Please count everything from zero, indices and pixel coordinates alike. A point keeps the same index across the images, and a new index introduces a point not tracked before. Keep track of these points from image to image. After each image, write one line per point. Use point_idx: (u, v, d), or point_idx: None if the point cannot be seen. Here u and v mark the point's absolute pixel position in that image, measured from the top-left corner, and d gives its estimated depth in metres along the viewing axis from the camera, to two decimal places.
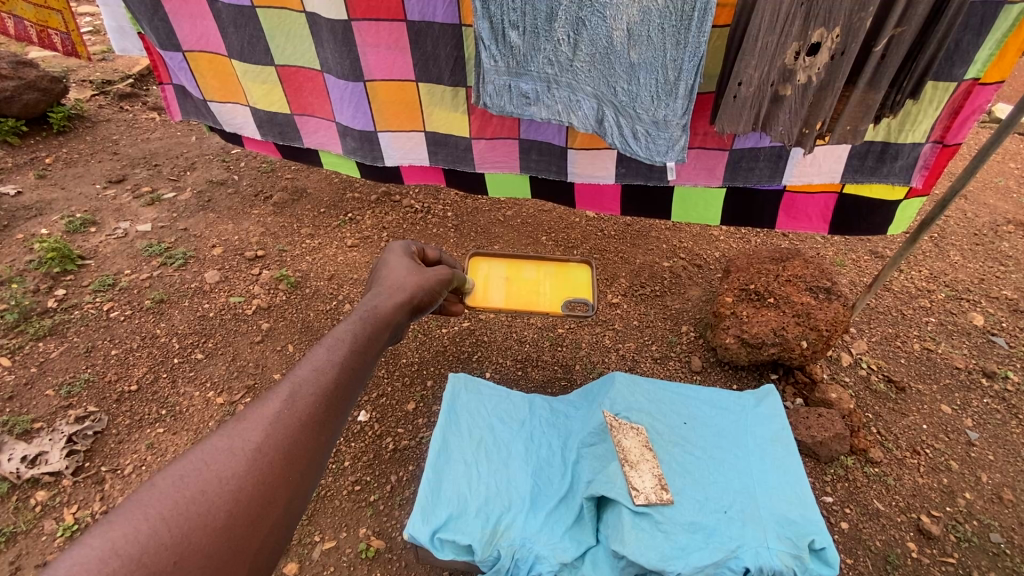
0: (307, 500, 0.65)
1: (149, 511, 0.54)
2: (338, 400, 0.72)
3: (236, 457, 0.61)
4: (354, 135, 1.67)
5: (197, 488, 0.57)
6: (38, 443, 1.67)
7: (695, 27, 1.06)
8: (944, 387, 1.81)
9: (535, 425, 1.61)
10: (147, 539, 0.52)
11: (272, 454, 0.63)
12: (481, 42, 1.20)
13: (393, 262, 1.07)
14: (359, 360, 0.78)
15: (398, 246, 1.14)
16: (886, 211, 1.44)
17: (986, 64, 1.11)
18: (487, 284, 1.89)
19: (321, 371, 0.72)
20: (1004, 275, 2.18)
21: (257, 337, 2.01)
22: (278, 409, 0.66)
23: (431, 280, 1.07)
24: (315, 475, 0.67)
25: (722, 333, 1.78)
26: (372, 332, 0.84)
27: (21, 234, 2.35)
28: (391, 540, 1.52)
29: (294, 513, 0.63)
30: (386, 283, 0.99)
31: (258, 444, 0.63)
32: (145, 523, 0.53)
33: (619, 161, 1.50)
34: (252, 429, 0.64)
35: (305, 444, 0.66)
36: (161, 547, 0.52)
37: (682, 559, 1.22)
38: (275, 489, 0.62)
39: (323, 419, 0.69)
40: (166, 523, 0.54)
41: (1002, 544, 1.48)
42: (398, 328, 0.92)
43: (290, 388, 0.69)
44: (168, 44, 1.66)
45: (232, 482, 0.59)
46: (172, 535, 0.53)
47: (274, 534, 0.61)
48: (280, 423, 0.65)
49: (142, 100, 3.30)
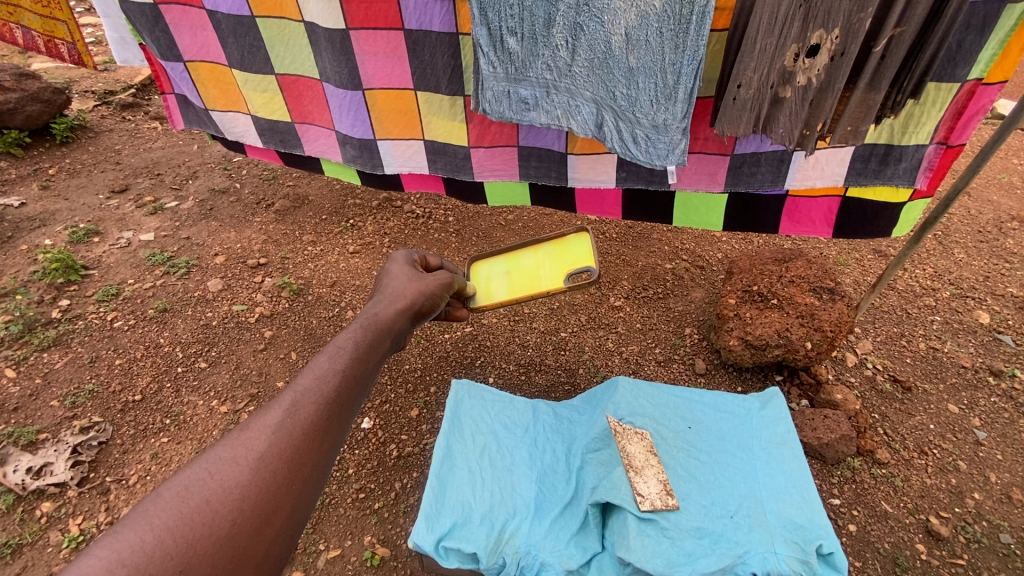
0: (311, 508, 0.65)
1: (154, 521, 0.54)
2: (341, 408, 0.72)
3: (238, 467, 0.61)
4: (354, 143, 1.67)
5: (201, 497, 0.57)
6: (43, 454, 1.68)
7: (694, 31, 1.06)
8: (951, 386, 1.80)
9: (540, 430, 1.60)
10: (152, 549, 0.52)
11: (275, 464, 0.63)
12: (481, 49, 1.20)
13: (394, 270, 1.07)
14: (360, 367, 0.77)
15: (400, 254, 1.14)
16: (891, 213, 1.43)
17: (989, 63, 1.10)
18: (488, 283, 1.66)
19: (322, 380, 0.72)
20: (1010, 272, 2.16)
21: (260, 345, 2.01)
22: (282, 418, 0.66)
23: (431, 286, 1.06)
24: (319, 483, 0.66)
25: (726, 335, 1.77)
26: (373, 340, 0.83)
27: (25, 245, 2.37)
28: (397, 548, 1.52)
29: (298, 523, 0.63)
30: (387, 290, 0.99)
31: (262, 453, 0.63)
32: (151, 534, 0.53)
33: (620, 165, 1.50)
34: (255, 438, 0.63)
35: (308, 453, 0.66)
36: (167, 557, 0.52)
37: (688, 565, 1.21)
38: (279, 498, 0.62)
39: (326, 427, 0.69)
40: (171, 533, 0.53)
41: (1012, 545, 1.46)
42: (399, 335, 0.92)
43: (292, 397, 0.69)
44: (169, 55, 1.68)
45: (236, 491, 0.59)
46: (178, 545, 0.53)
47: (279, 543, 0.60)
48: (282, 433, 0.65)
49: (145, 109, 3.32)
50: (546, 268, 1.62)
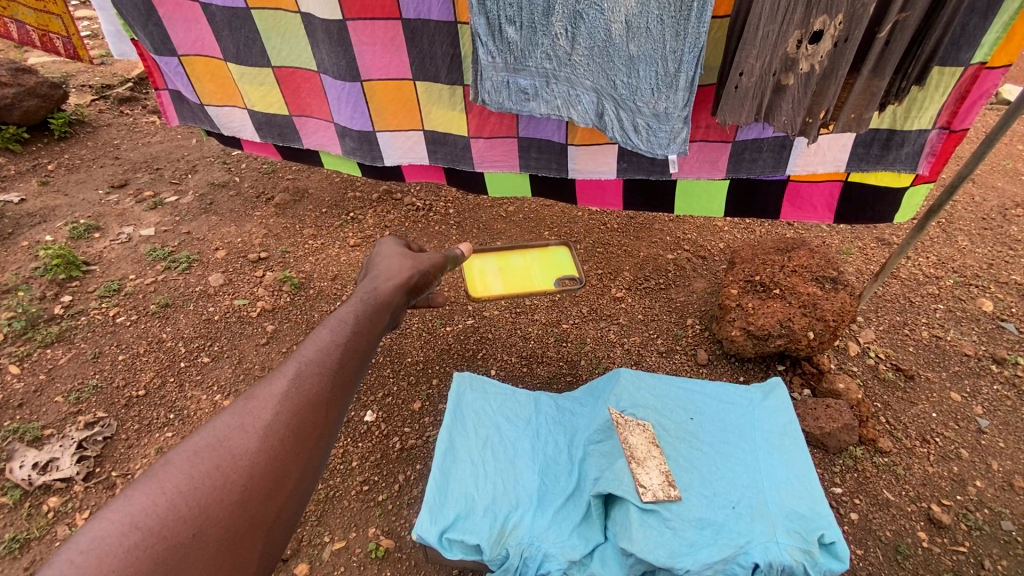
0: (320, 473, 0.66)
1: (166, 485, 0.55)
2: (345, 378, 0.73)
3: (248, 434, 0.62)
4: (353, 135, 1.66)
5: (212, 462, 0.58)
6: (48, 450, 1.69)
7: (694, 18, 1.04)
8: (953, 374, 1.80)
9: (541, 423, 1.60)
10: (165, 512, 0.53)
11: (282, 431, 0.64)
12: (479, 38, 1.19)
13: (384, 254, 1.08)
14: (360, 342, 0.79)
15: (389, 240, 1.14)
16: (893, 198, 1.42)
17: (993, 47, 1.08)
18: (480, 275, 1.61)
19: (324, 352, 0.74)
20: (1013, 260, 2.15)
21: (262, 339, 2.01)
22: (286, 388, 0.68)
23: (423, 266, 1.08)
24: (326, 452, 0.68)
25: (728, 325, 1.76)
26: (371, 317, 0.85)
27: (26, 242, 2.36)
28: (401, 539, 1.53)
29: (306, 490, 0.64)
30: (378, 272, 1.00)
31: (268, 421, 0.64)
32: (164, 498, 0.54)
33: (620, 156, 1.49)
34: (261, 407, 0.65)
35: (313, 422, 0.67)
36: (180, 520, 0.53)
37: (691, 556, 1.22)
38: (287, 464, 0.63)
39: (332, 396, 0.70)
40: (183, 498, 0.55)
41: (1014, 532, 1.46)
42: (396, 313, 0.94)
43: (294, 369, 0.71)
44: (163, 49, 1.66)
45: (245, 456, 0.60)
46: (190, 508, 0.54)
47: (289, 508, 0.62)
48: (287, 401, 0.66)
49: (142, 103, 3.30)
50: (536, 268, 1.64)
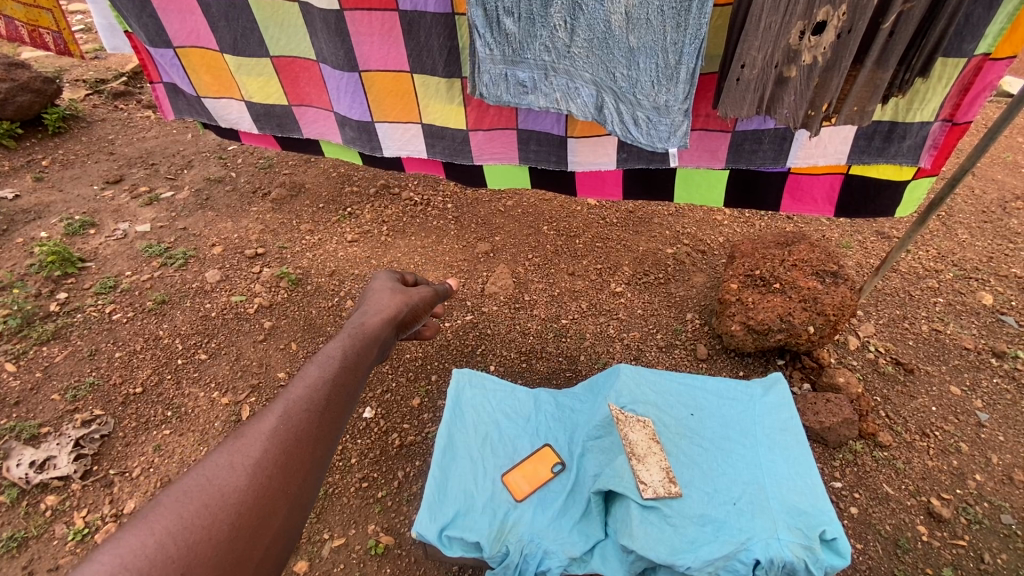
0: (309, 510, 0.65)
1: (155, 526, 0.54)
2: (333, 414, 0.72)
3: (236, 473, 0.61)
4: (352, 125, 1.64)
5: (200, 501, 0.57)
6: (45, 448, 1.68)
7: (696, 9, 1.02)
8: (953, 368, 1.79)
9: (541, 419, 1.59)
10: (153, 553, 0.52)
11: (271, 468, 0.63)
12: (477, 30, 1.17)
13: (378, 285, 1.07)
14: (350, 375, 0.79)
15: (383, 271, 1.13)
16: (895, 191, 1.40)
17: (997, 38, 1.07)
18: None
19: (314, 388, 0.73)
20: (1013, 253, 2.14)
21: (260, 336, 2.00)
22: (275, 424, 0.67)
23: (415, 298, 1.07)
24: (313, 489, 0.67)
25: (728, 320, 1.76)
26: (362, 348, 0.85)
27: (20, 239, 2.34)
28: (401, 536, 1.52)
29: (294, 526, 0.63)
30: (371, 303, 0.99)
31: (257, 459, 0.63)
32: (152, 538, 0.53)
33: (620, 147, 1.47)
34: (250, 443, 0.64)
35: (302, 459, 0.66)
36: (168, 561, 0.52)
37: (692, 552, 1.21)
38: (274, 501, 0.62)
39: (320, 436, 0.69)
40: (172, 538, 0.54)
41: (1013, 525, 1.46)
42: (387, 345, 0.93)
43: (283, 405, 0.70)
44: (158, 41, 1.64)
45: (234, 495, 0.59)
46: (179, 549, 0.53)
47: (277, 546, 0.60)
48: (276, 437, 0.66)
49: (136, 98, 3.27)
50: None
